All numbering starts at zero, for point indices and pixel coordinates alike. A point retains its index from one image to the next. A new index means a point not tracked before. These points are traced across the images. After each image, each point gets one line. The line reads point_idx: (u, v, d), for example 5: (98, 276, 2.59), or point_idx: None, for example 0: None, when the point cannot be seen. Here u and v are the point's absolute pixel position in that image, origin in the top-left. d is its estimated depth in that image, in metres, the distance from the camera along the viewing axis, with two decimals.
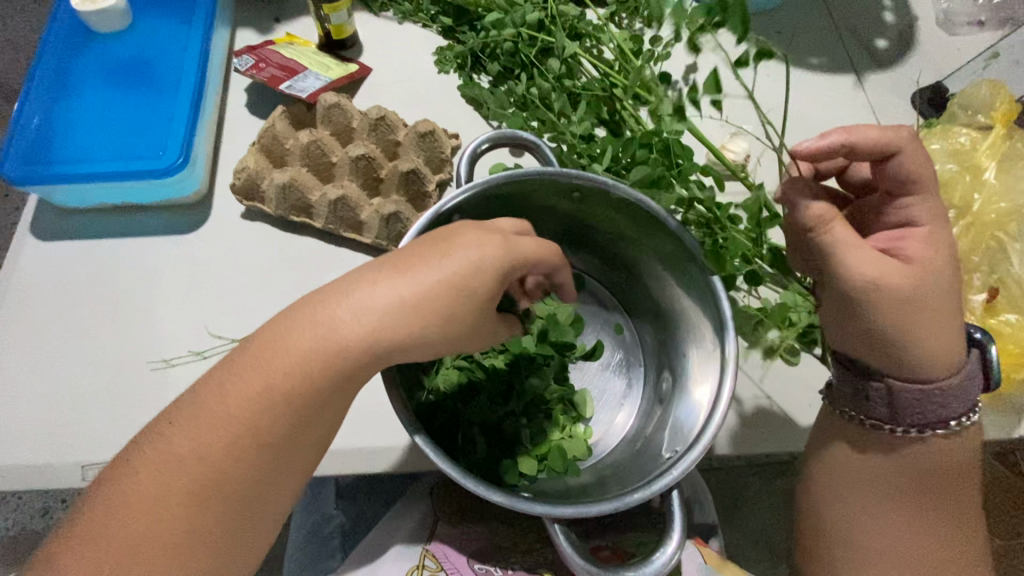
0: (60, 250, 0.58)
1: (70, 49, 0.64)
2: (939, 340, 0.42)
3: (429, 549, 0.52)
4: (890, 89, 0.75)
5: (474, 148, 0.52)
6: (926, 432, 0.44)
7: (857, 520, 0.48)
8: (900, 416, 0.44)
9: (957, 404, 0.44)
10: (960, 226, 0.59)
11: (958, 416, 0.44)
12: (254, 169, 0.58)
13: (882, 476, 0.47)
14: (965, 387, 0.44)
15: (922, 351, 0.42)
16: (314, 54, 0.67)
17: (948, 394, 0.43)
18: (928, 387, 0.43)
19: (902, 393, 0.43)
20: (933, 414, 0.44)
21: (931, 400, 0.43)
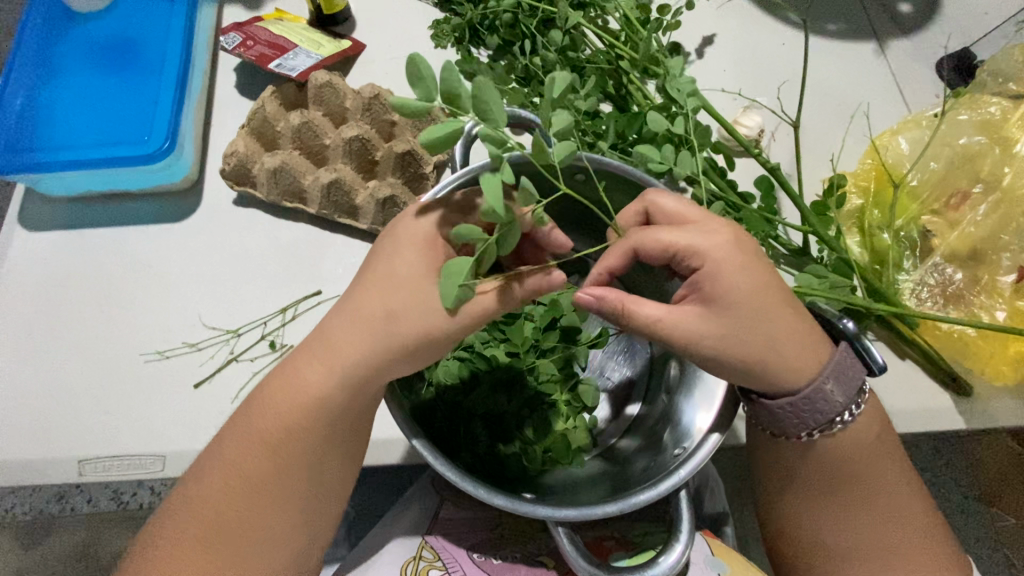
0: (50, 240, 0.56)
1: (50, 29, 0.61)
2: (794, 355, 0.41)
3: (428, 540, 0.51)
4: (914, 57, 0.70)
5: (469, 130, 0.49)
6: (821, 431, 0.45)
7: (799, 517, 0.49)
8: (798, 424, 0.44)
9: (836, 401, 0.43)
10: (989, 203, 0.56)
11: (841, 413, 0.44)
12: (243, 153, 0.56)
13: (835, 488, 0.47)
14: (840, 384, 0.43)
15: (778, 374, 0.42)
16: (303, 30, 0.64)
17: (816, 400, 0.43)
18: (791, 402, 0.43)
19: (773, 409, 0.44)
20: (820, 415, 0.44)
21: (808, 407, 0.43)
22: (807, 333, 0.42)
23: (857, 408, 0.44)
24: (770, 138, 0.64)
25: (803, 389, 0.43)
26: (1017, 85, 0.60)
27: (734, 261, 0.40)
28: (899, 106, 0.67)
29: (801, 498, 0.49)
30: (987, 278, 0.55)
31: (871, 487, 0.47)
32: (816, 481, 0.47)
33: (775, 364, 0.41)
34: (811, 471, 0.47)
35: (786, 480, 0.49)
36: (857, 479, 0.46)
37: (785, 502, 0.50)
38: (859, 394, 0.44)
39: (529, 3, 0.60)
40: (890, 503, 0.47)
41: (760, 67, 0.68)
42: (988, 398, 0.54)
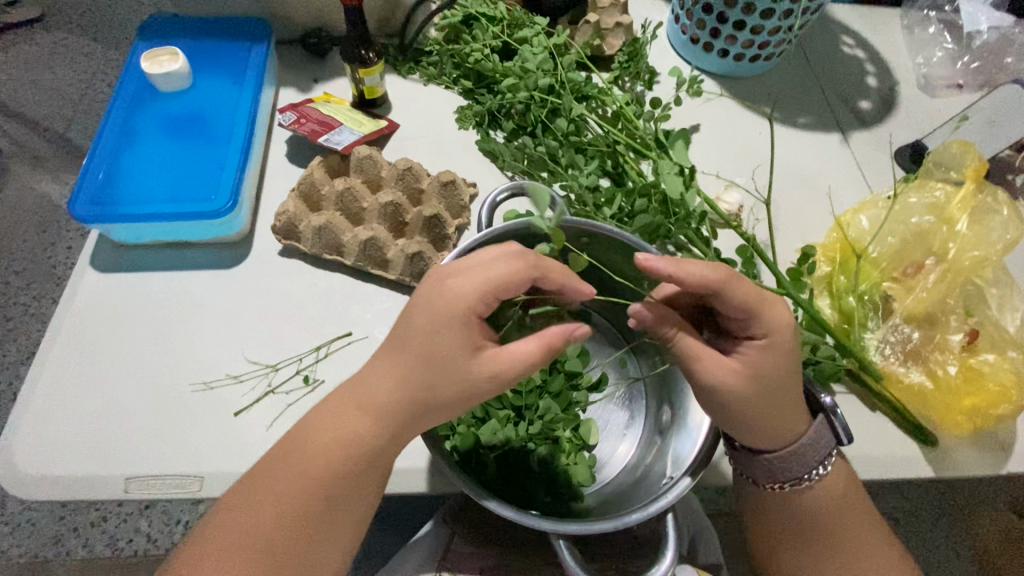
0: (117, 282, 0.64)
1: (136, 105, 0.72)
2: (780, 419, 0.48)
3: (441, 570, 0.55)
4: (873, 146, 0.81)
5: (494, 198, 0.58)
6: (793, 485, 0.51)
7: (777, 558, 0.54)
8: (774, 476, 0.51)
9: (811, 459, 0.50)
10: (938, 272, 0.64)
11: (812, 470, 0.50)
12: (293, 213, 0.65)
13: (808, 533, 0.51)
14: (814, 446, 0.50)
15: (763, 432, 0.48)
16: (348, 112, 0.75)
17: (791, 458, 0.50)
18: (769, 457, 0.50)
19: (756, 460, 0.51)
20: (793, 471, 0.50)
21: (783, 463, 0.50)
22: (791, 404, 0.48)
23: (824, 468, 0.50)
24: (749, 212, 0.74)
25: (781, 448, 0.50)
26: (959, 173, 0.70)
27: (743, 310, 0.46)
28: (862, 187, 0.78)
29: (781, 542, 0.53)
30: (940, 336, 0.62)
31: (840, 529, 0.51)
32: (788, 527, 0.52)
33: (759, 424, 0.48)
34: (781, 520, 0.52)
35: (767, 526, 0.53)
36: (836, 518, 0.51)
37: (764, 545, 0.55)
38: (828, 456, 0.50)
39: (541, 97, 0.72)
40: (862, 543, 0.51)
41: (738, 152, 0.78)
42: (951, 447, 0.59)
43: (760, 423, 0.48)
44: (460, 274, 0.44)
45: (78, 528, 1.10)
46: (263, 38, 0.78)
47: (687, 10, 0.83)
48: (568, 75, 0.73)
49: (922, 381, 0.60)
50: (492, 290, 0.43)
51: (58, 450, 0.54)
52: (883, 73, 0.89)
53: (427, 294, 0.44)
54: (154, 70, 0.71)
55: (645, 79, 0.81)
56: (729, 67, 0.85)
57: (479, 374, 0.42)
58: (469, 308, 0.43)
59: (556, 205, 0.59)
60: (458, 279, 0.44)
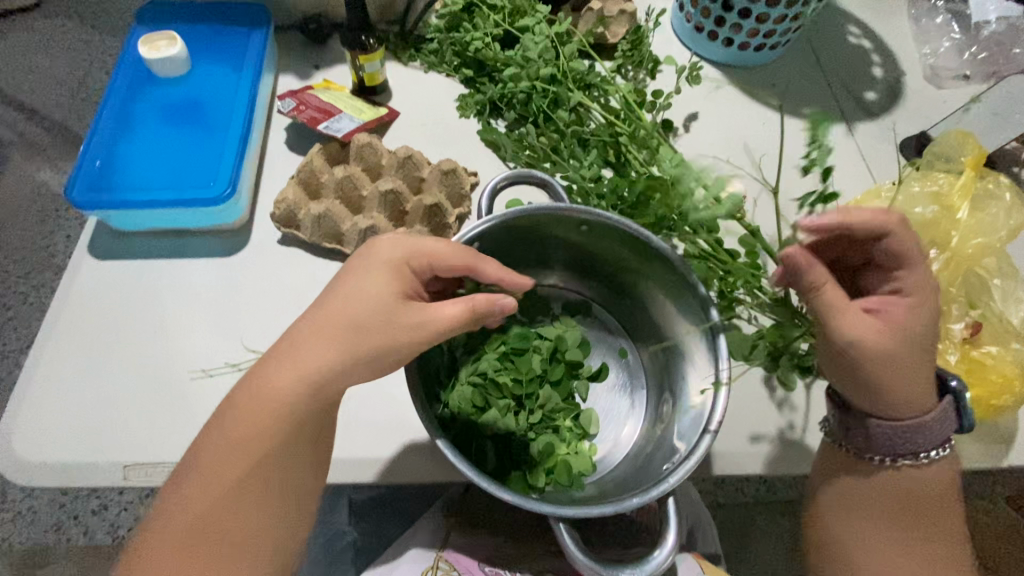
0: (115, 268, 0.64)
1: (133, 90, 0.71)
2: (909, 388, 0.48)
3: (443, 551, 0.54)
4: (878, 137, 0.81)
5: (493, 185, 0.57)
6: (897, 459, 0.51)
7: (852, 538, 0.53)
8: (879, 447, 0.50)
9: (929, 439, 0.49)
10: (941, 261, 0.63)
11: (925, 451, 0.50)
12: (292, 200, 0.64)
13: (892, 512, 0.51)
14: (938, 424, 0.49)
15: (891, 397, 0.48)
16: (348, 98, 0.74)
17: (916, 431, 0.49)
18: (886, 424, 0.49)
19: (877, 426, 0.50)
20: (905, 446, 0.50)
21: (906, 436, 0.49)
22: (922, 380, 0.48)
23: (935, 453, 0.50)
24: (752, 203, 0.73)
25: (907, 419, 0.49)
26: (959, 163, 0.68)
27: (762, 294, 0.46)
28: (866, 178, 0.77)
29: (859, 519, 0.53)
30: (943, 328, 0.61)
31: (927, 514, 0.51)
32: (885, 508, 0.52)
33: (885, 389, 0.48)
34: (875, 493, 0.52)
35: (847, 498, 0.53)
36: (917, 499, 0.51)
37: (842, 526, 0.53)
38: (943, 442, 0.50)
39: (542, 86, 0.71)
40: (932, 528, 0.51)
41: (740, 143, 0.78)
42: (954, 440, 0.59)
43: (897, 384, 0.47)
44: (395, 237, 0.49)
45: (81, 515, 1.11)
46: (261, 24, 0.77)
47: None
48: (570, 65, 0.73)
49: None
50: (418, 253, 0.48)
51: (56, 436, 0.54)
52: (890, 63, 0.88)
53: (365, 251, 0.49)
54: (151, 55, 0.70)
55: (648, 67, 0.80)
56: (733, 57, 0.84)
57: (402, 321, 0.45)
58: (402, 263, 0.48)
59: (556, 194, 0.59)
60: (393, 239, 0.49)
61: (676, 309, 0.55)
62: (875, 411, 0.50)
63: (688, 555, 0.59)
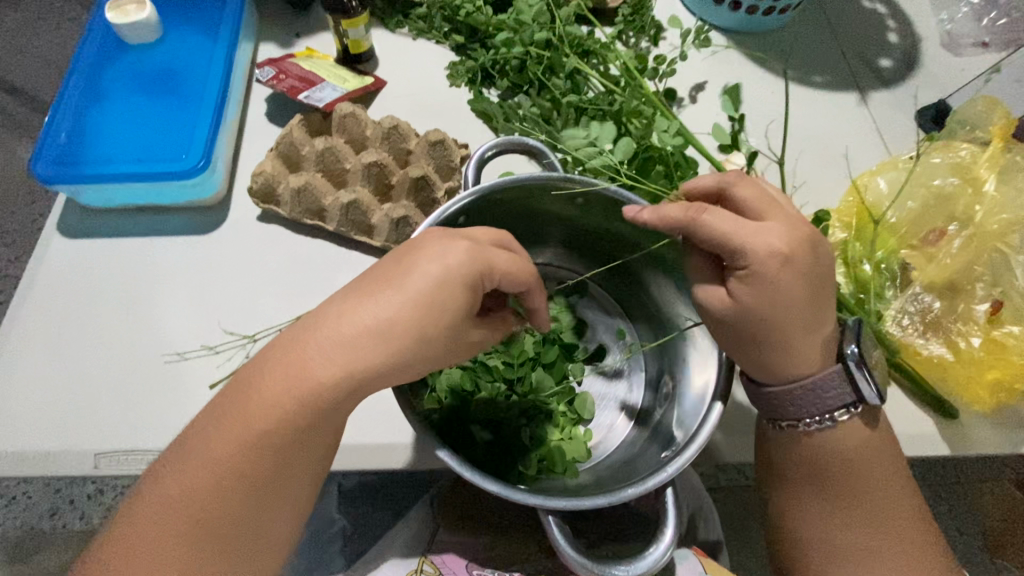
0: (86, 247, 0.60)
1: (103, 58, 0.67)
2: (785, 350, 0.44)
3: (428, 554, 0.52)
4: (893, 107, 0.76)
5: (482, 155, 0.53)
6: (793, 425, 0.47)
7: (781, 508, 0.50)
8: (775, 413, 0.48)
9: (821, 404, 0.46)
10: (962, 238, 0.59)
11: (817, 417, 0.47)
12: (271, 174, 0.61)
13: (827, 482, 0.48)
14: (822, 389, 0.46)
15: (767, 363, 0.45)
16: (331, 67, 0.70)
17: (791, 398, 0.46)
18: (771, 392, 0.47)
19: (759, 392, 0.48)
20: (794, 411, 0.47)
21: (785, 402, 0.47)
22: (803, 341, 0.44)
23: (833, 419, 0.47)
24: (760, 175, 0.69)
25: (786, 385, 0.46)
26: (985, 132, 0.65)
27: None
28: (880, 150, 0.73)
29: (796, 493, 0.49)
30: (963, 307, 0.58)
31: (857, 481, 0.47)
32: (802, 477, 0.48)
33: (766, 356, 0.45)
34: (790, 464, 0.49)
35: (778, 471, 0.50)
36: (845, 468, 0.47)
37: (772, 496, 0.51)
38: (839, 409, 0.46)
39: (537, 52, 0.67)
40: (878, 498, 0.47)
41: (748, 112, 0.73)
42: (970, 425, 0.56)
43: (758, 351, 0.45)
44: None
45: (75, 501, 1.10)
46: None
47: None
48: (568, 29, 0.68)
49: (942, 354, 0.57)
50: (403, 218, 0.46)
51: (23, 423, 0.51)
52: (905, 29, 0.83)
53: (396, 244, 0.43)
54: (119, 20, 0.65)
55: (650, 34, 0.76)
56: (741, 22, 0.79)
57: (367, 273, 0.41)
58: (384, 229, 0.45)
59: (551, 165, 0.54)
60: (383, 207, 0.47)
61: (679, 288, 0.51)
62: (758, 378, 0.47)
63: (690, 548, 0.56)
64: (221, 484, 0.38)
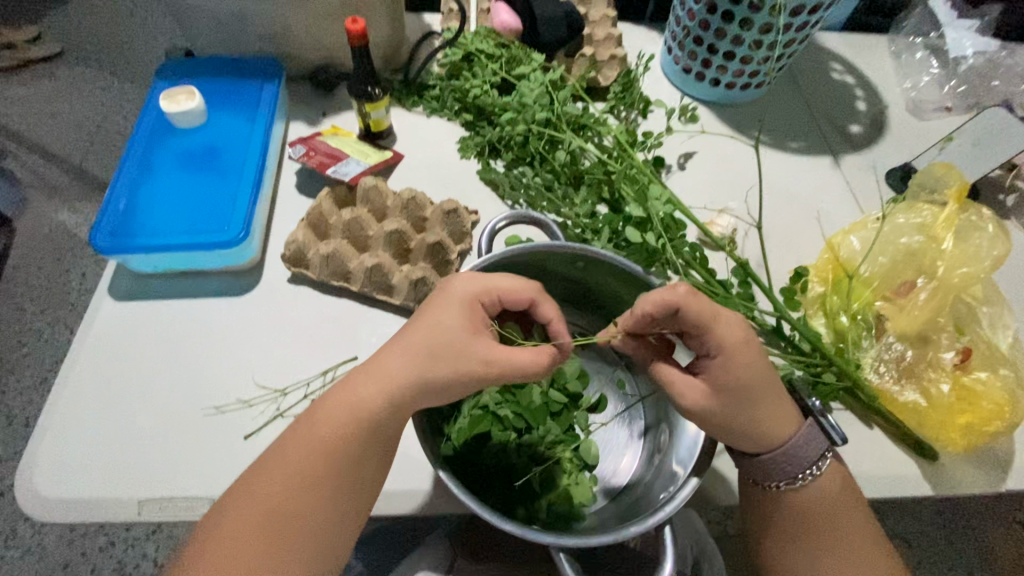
0: (133, 310, 0.66)
1: (155, 140, 0.76)
2: (769, 417, 0.49)
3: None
4: (863, 168, 0.84)
5: (493, 226, 0.60)
6: (786, 484, 0.51)
7: (759, 551, 0.54)
8: (769, 476, 0.51)
9: (807, 457, 0.51)
10: (930, 290, 0.65)
11: (806, 470, 0.51)
12: (302, 242, 0.68)
13: (811, 528, 0.51)
14: (806, 446, 0.50)
15: (755, 434, 0.49)
16: (355, 144, 0.79)
17: (783, 459, 0.50)
18: (765, 459, 0.50)
19: (753, 461, 0.51)
20: (786, 471, 0.51)
21: (779, 462, 0.50)
22: (780, 403, 0.50)
23: (818, 468, 0.51)
24: (743, 235, 0.76)
25: (777, 449, 0.50)
26: (942, 194, 0.72)
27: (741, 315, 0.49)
28: (853, 208, 0.80)
29: (785, 542, 0.52)
30: (933, 355, 0.63)
31: (830, 527, 0.51)
32: (781, 525, 0.52)
33: (754, 426, 0.49)
34: (782, 519, 0.52)
35: (768, 523, 0.53)
36: (829, 516, 0.51)
37: (759, 542, 0.54)
38: (818, 458, 0.51)
39: (538, 129, 0.75)
40: (858, 539, 0.51)
41: (729, 177, 0.81)
42: (949, 465, 0.60)
43: (750, 425, 0.49)
44: (473, 274, 0.49)
45: (89, 553, 1.11)
46: (274, 77, 0.82)
47: (679, 42, 0.86)
48: (564, 109, 0.77)
49: (917, 399, 0.61)
50: (497, 290, 0.49)
51: (71, 473, 0.56)
52: (872, 98, 0.92)
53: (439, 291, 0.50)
54: (171, 108, 0.75)
55: (639, 108, 0.84)
56: (720, 96, 0.88)
57: (474, 355, 0.45)
58: (475, 299, 0.48)
59: (551, 233, 0.62)
60: (468, 277, 0.49)
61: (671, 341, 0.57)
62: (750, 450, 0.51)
63: None
64: (268, 522, 0.44)
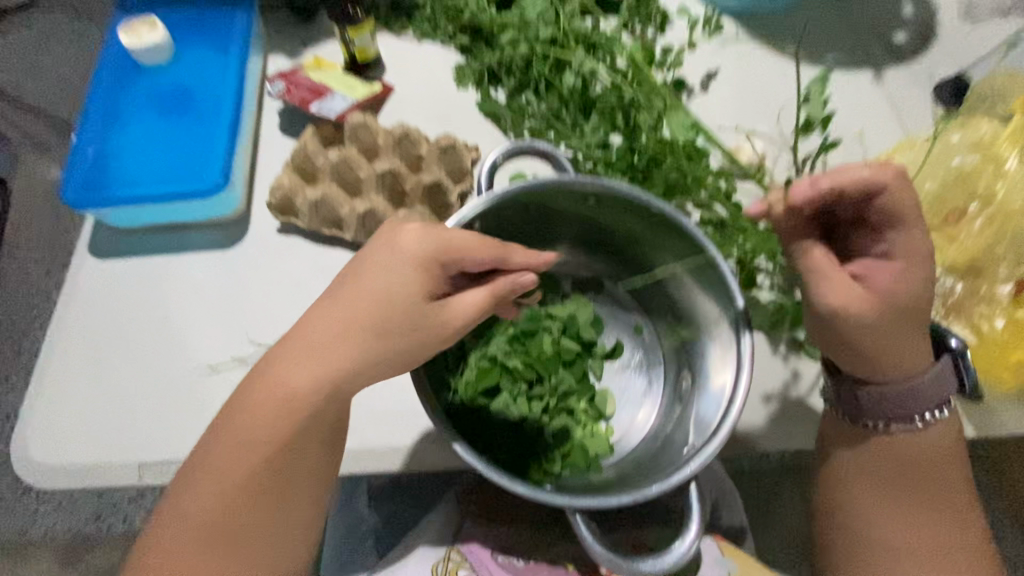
0: (115, 267, 0.62)
1: (120, 81, 0.69)
2: (906, 352, 0.48)
3: (455, 544, 0.53)
4: (908, 83, 0.73)
5: (492, 161, 0.54)
6: (889, 422, 0.51)
7: (836, 490, 0.54)
8: (873, 412, 0.50)
9: (924, 401, 0.49)
10: (984, 216, 0.59)
11: (921, 412, 0.50)
12: (288, 188, 0.62)
13: (899, 479, 0.51)
14: (931, 387, 0.49)
15: (876, 365, 0.48)
16: (340, 76, 0.71)
17: (906, 397, 0.49)
18: (882, 390, 0.49)
19: (861, 389, 0.50)
20: (898, 411, 0.50)
21: (900, 398, 0.49)
22: (917, 343, 0.48)
23: (931, 414, 0.50)
24: (772, 162, 0.68)
25: (900, 384, 0.49)
26: (1006, 107, 0.63)
27: None
28: (896, 128, 0.71)
29: (868, 485, 0.52)
30: (986, 288, 0.57)
31: (922, 470, 0.51)
32: (872, 461, 0.52)
33: (880, 356, 0.47)
34: (871, 456, 0.52)
35: (853, 464, 0.53)
36: (919, 463, 0.51)
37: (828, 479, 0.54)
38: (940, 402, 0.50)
39: (542, 51, 0.68)
40: (941, 490, 0.51)
41: (759, 97, 0.72)
42: (995, 405, 0.56)
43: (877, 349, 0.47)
44: (424, 228, 0.44)
45: (119, 502, 1.14)
46: (245, 3, 0.73)
47: None
48: (571, 27, 0.69)
49: (964, 337, 0.56)
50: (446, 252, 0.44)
51: (68, 437, 0.54)
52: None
53: (387, 237, 0.45)
54: (132, 42, 0.67)
55: (656, 21, 0.74)
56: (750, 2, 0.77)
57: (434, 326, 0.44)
58: (429, 258, 0.44)
59: (560, 166, 0.55)
60: (417, 232, 0.45)
61: (694, 283, 0.52)
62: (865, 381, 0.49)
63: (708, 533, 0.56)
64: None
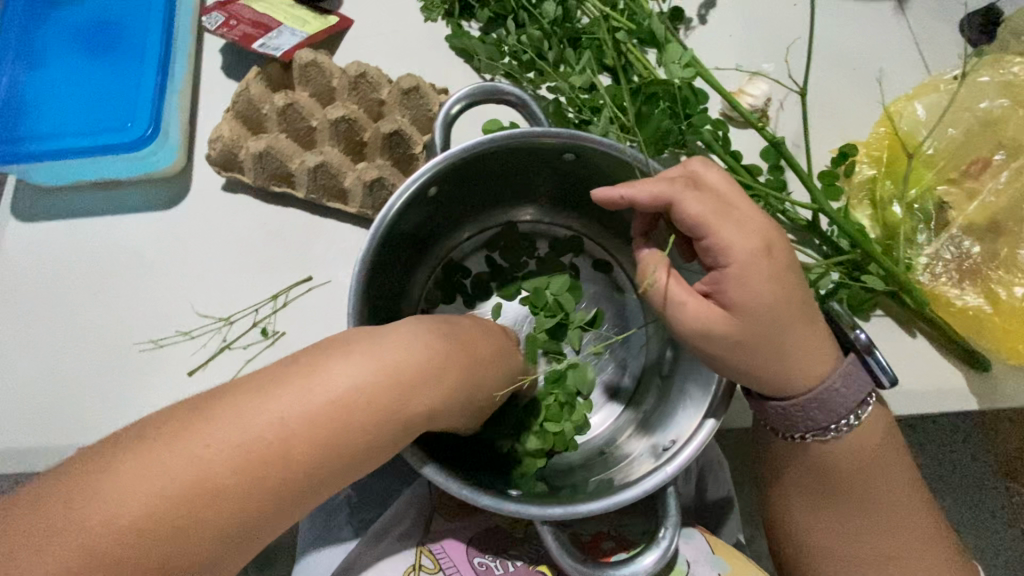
0: (40, 233, 0.56)
1: (33, 14, 0.60)
2: (794, 360, 0.40)
3: (425, 545, 0.49)
4: (936, 13, 0.64)
5: (448, 111, 0.47)
6: (816, 435, 0.44)
7: (803, 502, 0.47)
8: (803, 425, 0.43)
9: (835, 409, 0.42)
10: (1010, 171, 0.53)
11: (839, 420, 0.43)
12: (229, 138, 0.54)
13: (857, 479, 0.45)
14: (843, 390, 0.42)
15: (786, 375, 0.40)
16: (289, 7, 0.61)
17: (807, 408, 0.42)
18: (786, 405, 0.42)
19: (768, 407, 0.43)
20: (813, 420, 0.43)
21: (813, 409, 0.42)
22: (820, 337, 0.41)
23: (856, 417, 0.43)
24: (778, 107, 0.61)
25: (806, 393, 0.42)
26: None
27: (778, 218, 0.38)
28: (918, 68, 0.63)
29: (822, 487, 0.46)
30: (1007, 251, 0.52)
31: (875, 473, 0.45)
32: (816, 469, 0.45)
33: (796, 366, 0.40)
34: (810, 460, 0.45)
35: (805, 468, 0.46)
36: (878, 456, 0.44)
37: (784, 486, 0.48)
38: (862, 402, 0.43)
39: None
40: (904, 484, 0.45)
41: (764, 31, 0.64)
42: (1002, 375, 0.52)
43: (779, 361, 0.40)
44: None
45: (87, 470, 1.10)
46: None
47: None
48: None
49: (978, 305, 0.52)
50: None
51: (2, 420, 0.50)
52: None
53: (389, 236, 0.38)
54: None
55: None
56: None
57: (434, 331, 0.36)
58: None
59: (536, 114, 0.48)
60: None
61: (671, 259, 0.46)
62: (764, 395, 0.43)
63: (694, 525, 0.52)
64: None
